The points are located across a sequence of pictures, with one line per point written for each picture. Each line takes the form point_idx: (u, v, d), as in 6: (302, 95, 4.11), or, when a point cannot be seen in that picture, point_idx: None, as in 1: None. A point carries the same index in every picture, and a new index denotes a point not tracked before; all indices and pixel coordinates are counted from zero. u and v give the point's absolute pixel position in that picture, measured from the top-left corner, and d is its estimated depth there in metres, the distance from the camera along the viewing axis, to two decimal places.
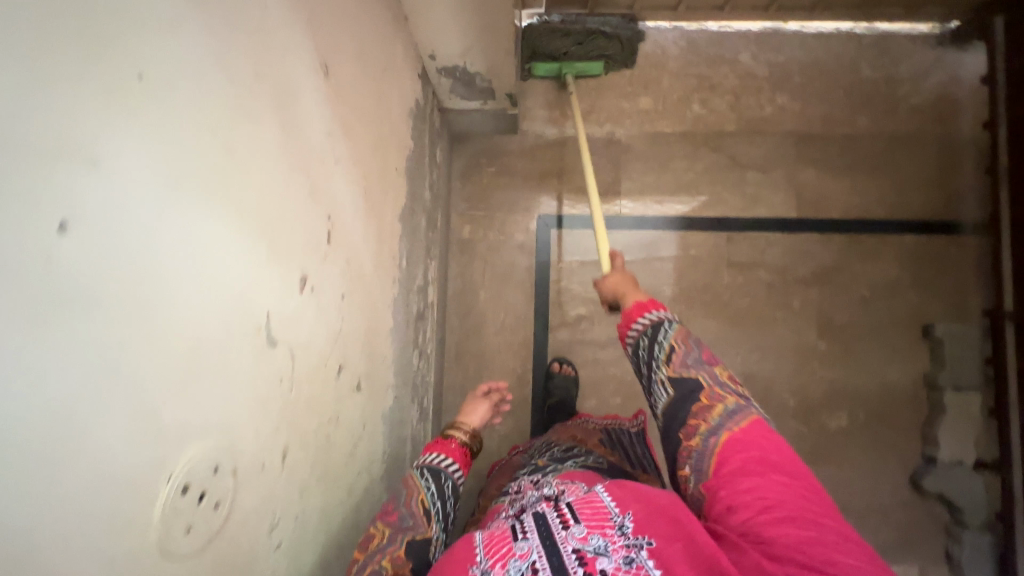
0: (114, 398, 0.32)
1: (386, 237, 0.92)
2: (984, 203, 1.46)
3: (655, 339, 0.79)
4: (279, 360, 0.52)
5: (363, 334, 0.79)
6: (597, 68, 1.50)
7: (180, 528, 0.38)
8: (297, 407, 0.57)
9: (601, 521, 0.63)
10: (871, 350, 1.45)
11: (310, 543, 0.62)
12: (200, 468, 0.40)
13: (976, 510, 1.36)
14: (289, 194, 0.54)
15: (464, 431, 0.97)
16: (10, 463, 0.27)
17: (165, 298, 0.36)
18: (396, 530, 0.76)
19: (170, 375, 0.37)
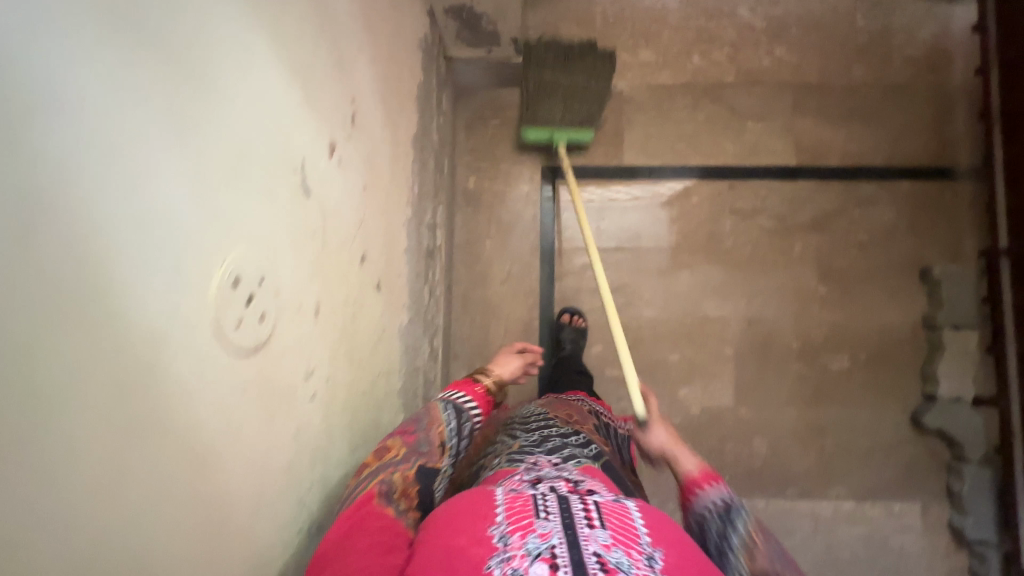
0: (177, 175, 0.39)
1: (400, 155, 0.93)
2: (976, 149, 1.51)
3: (729, 522, 0.68)
4: (313, 213, 0.57)
5: (383, 237, 0.81)
6: (589, 134, 1.44)
7: (231, 316, 0.45)
8: (329, 270, 0.61)
9: (629, 537, 0.55)
10: (870, 293, 1.49)
11: (341, 413, 0.66)
12: (247, 269, 0.47)
13: (977, 445, 1.38)
14: (320, 65, 0.58)
15: (492, 379, 0.94)
16: (98, 188, 0.33)
17: (214, 110, 0.43)
18: (412, 451, 0.73)
19: (226, 177, 0.44)
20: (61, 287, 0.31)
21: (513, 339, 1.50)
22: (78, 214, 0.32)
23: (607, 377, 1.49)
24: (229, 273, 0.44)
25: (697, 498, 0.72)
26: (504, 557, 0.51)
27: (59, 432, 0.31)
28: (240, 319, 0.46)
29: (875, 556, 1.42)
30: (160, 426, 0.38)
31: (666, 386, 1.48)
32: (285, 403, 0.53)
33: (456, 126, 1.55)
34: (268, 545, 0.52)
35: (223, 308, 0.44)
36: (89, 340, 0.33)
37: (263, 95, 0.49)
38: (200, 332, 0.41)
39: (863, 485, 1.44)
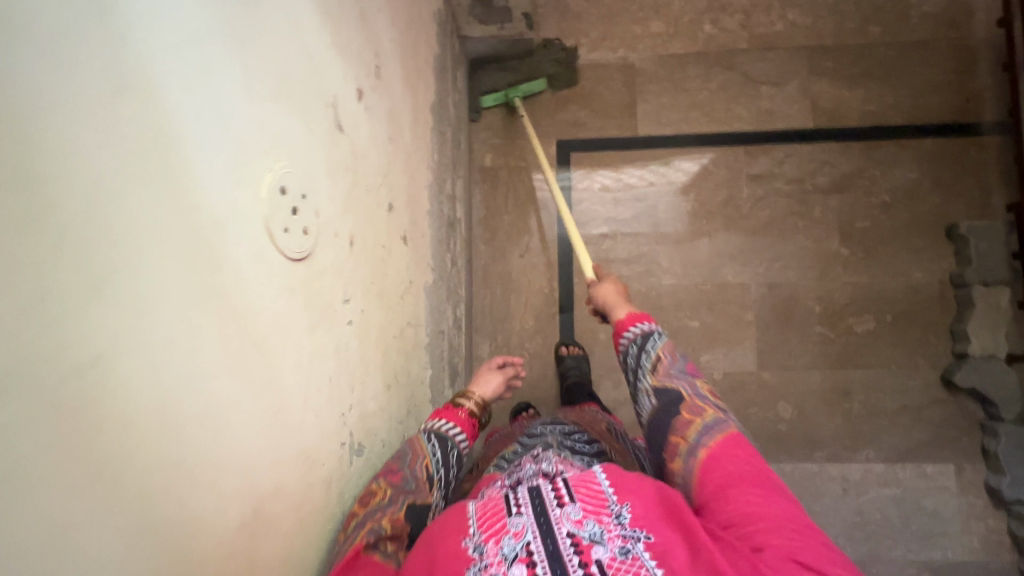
0: (235, 92, 0.47)
1: (421, 118, 0.97)
2: (1002, 103, 1.47)
3: (643, 347, 0.82)
4: (344, 149, 0.64)
5: (407, 193, 0.86)
6: (541, 85, 1.55)
7: (281, 221, 0.52)
8: (360, 206, 0.68)
9: (598, 506, 0.60)
10: (894, 253, 1.47)
11: (375, 350, 0.73)
12: (292, 185, 0.54)
13: (1013, 403, 1.35)
14: (349, 33, 0.66)
15: (477, 399, 0.84)
16: (179, 89, 0.41)
17: (263, 43, 0.51)
18: (399, 491, 0.68)
19: (273, 103, 0.52)
20: (154, 160, 0.39)
21: (534, 311, 1.53)
22: (165, 105, 0.40)
23: None
24: (277, 183, 0.52)
25: (625, 335, 0.85)
26: (482, 565, 0.55)
27: (162, 282, 0.40)
28: (287, 227, 0.53)
29: (909, 519, 1.40)
30: (227, 298, 0.46)
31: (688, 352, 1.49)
32: (326, 319, 0.61)
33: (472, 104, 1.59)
34: (312, 443, 0.58)
35: (273, 213, 0.52)
36: (174, 208, 0.41)
37: (304, 43, 0.57)
38: (255, 226, 0.49)
39: (893, 448, 1.42)
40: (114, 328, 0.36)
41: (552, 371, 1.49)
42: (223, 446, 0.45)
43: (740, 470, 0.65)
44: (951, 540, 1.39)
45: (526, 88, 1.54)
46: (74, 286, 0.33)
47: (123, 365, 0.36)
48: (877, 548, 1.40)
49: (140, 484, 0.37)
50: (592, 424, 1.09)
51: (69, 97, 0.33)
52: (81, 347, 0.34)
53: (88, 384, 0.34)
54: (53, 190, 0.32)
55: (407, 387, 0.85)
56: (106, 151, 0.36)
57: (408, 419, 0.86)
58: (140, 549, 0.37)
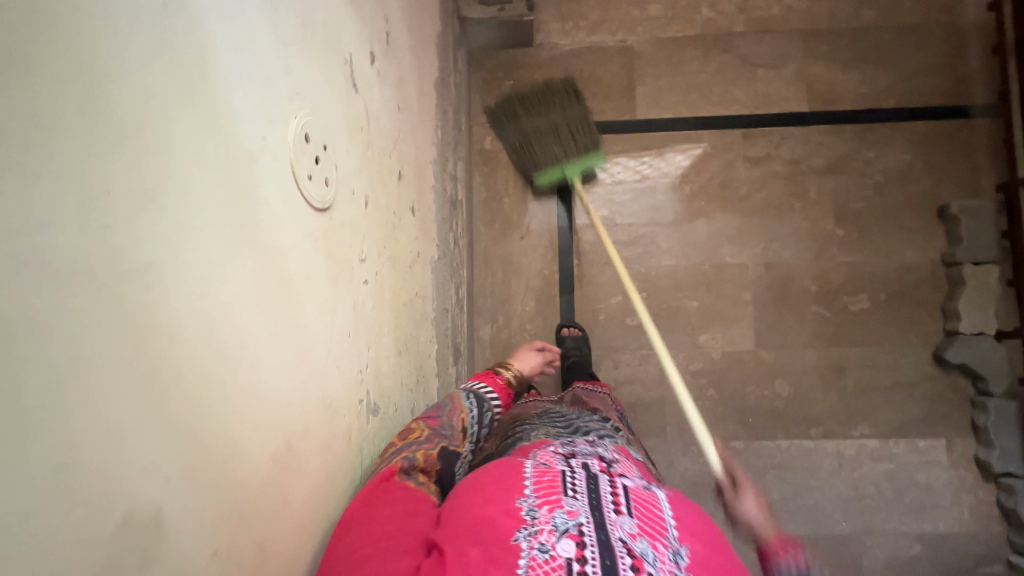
0: (263, 34, 0.48)
1: (426, 92, 0.97)
2: (991, 86, 1.51)
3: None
4: (360, 106, 0.65)
5: (414, 164, 0.86)
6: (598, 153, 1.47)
7: (304, 167, 0.53)
8: (374, 165, 0.69)
9: (657, 530, 0.55)
10: (887, 233, 1.50)
11: (387, 313, 0.73)
12: (314, 134, 0.55)
13: (1001, 377, 1.39)
14: None
15: (513, 371, 0.97)
16: (214, 24, 0.42)
17: None
18: (435, 433, 0.75)
19: (299, 50, 0.53)
20: (188, 87, 0.40)
21: (534, 293, 1.54)
22: (199, 34, 0.41)
23: (628, 327, 1.51)
24: (301, 129, 0.53)
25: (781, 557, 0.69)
26: (531, 530, 0.52)
27: (198, 209, 0.41)
28: (310, 174, 0.55)
29: (902, 492, 1.44)
30: (254, 235, 0.47)
31: (687, 333, 1.51)
32: (344, 273, 0.62)
33: (471, 88, 1.59)
34: (332, 392, 0.60)
35: (295, 157, 0.52)
36: (209, 140, 0.42)
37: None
38: (278, 168, 0.50)
39: (886, 423, 1.45)
40: (155, 244, 0.37)
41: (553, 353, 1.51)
42: (253, 378, 0.47)
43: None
44: (942, 512, 1.42)
45: (586, 163, 1.47)
46: (122, 197, 0.35)
47: (165, 280, 0.38)
48: (871, 521, 1.43)
49: (179, 400, 0.39)
50: (604, 406, 1.16)
51: (115, 10, 0.35)
52: (130, 257, 0.35)
53: (137, 293, 0.36)
54: (102, 103, 0.34)
55: (416, 356, 0.86)
56: (146, 75, 0.37)
57: (417, 389, 0.87)
58: (180, 459, 0.39)
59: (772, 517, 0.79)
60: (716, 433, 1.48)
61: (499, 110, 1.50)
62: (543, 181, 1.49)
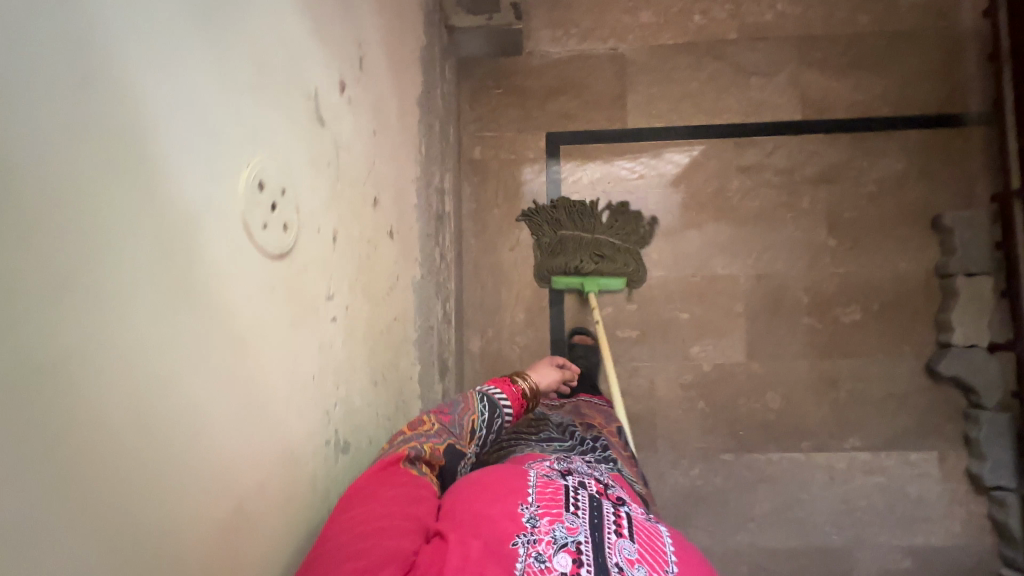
0: (209, 84, 0.46)
1: (407, 110, 0.95)
2: (987, 93, 1.49)
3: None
4: (326, 143, 0.63)
5: (394, 188, 0.85)
6: (619, 283, 1.47)
7: (258, 215, 0.52)
8: (344, 199, 0.67)
9: (657, 560, 0.57)
10: (881, 244, 1.48)
11: (360, 344, 0.71)
12: (271, 180, 0.53)
13: (993, 390, 1.37)
14: (332, 21, 0.64)
15: (531, 382, 0.93)
16: (151, 83, 0.41)
17: (239, 34, 0.49)
18: (444, 429, 0.77)
19: (249, 96, 0.51)
20: (121, 154, 0.38)
21: (525, 305, 1.52)
22: (133, 95, 0.39)
23: (619, 338, 1.50)
24: (255, 177, 0.51)
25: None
26: (530, 538, 0.56)
27: (138, 278, 0.39)
28: (266, 222, 0.53)
29: (893, 505, 1.43)
30: (204, 301, 0.46)
31: (679, 344, 1.50)
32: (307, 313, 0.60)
33: (460, 96, 1.57)
34: (294, 438, 0.58)
35: (249, 208, 0.51)
36: (148, 205, 0.40)
37: (283, 34, 0.56)
38: (230, 224, 0.48)
39: (878, 436, 1.44)
40: (84, 324, 0.35)
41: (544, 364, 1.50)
42: (207, 450, 0.45)
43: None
44: (933, 525, 1.42)
45: (606, 284, 1.47)
46: (45, 280, 0.33)
47: (96, 359, 0.36)
48: (862, 534, 1.43)
49: (119, 495, 0.38)
50: (600, 422, 1.17)
51: (33, 81, 0.32)
52: (55, 341, 0.34)
53: (62, 378, 0.34)
54: (22, 184, 0.32)
55: (397, 380, 0.84)
56: (74, 146, 0.35)
57: (397, 413, 0.85)
58: (117, 543, 0.37)
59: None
60: (706, 445, 1.47)
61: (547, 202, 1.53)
62: (557, 282, 1.48)
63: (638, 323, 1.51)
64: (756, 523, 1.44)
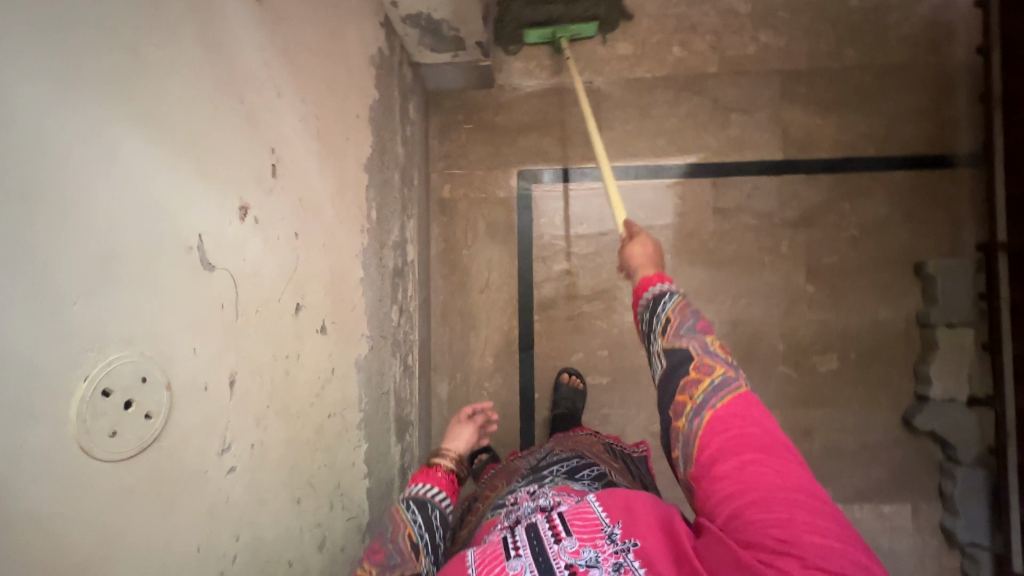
0: (15, 289, 0.33)
1: (350, 182, 0.90)
2: (979, 134, 1.42)
3: (655, 311, 0.72)
4: (218, 286, 0.52)
5: (326, 279, 0.79)
6: (591, 30, 1.46)
7: (104, 428, 0.38)
8: (246, 337, 0.57)
9: (590, 531, 0.59)
10: (861, 291, 1.44)
11: (274, 477, 0.63)
12: (127, 373, 0.40)
13: (971, 446, 1.34)
14: (233, 137, 0.56)
15: (450, 458, 0.95)
16: None
17: (72, 202, 0.37)
18: (384, 567, 0.73)
19: (87, 276, 0.38)
20: None
21: (493, 349, 1.49)
22: None
23: (588, 385, 1.47)
24: (101, 383, 0.38)
25: (640, 299, 0.76)
26: None
27: None
28: (120, 430, 0.40)
29: None
30: None
31: (650, 391, 1.46)
32: (190, 501, 0.47)
33: (429, 132, 1.51)
34: None
35: (90, 420, 0.38)
36: None
37: (145, 176, 0.43)
38: (56, 464, 0.35)
39: (851, 488, 1.42)
40: None
41: (513, 411, 1.48)
42: None
43: (734, 436, 0.56)
44: None
45: (576, 31, 1.46)
46: None
47: None
48: None
49: None
50: (588, 445, 1.14)
51: None
52: None
53: None
54: None
55: (335, 478, 0.81)
56: None
57: (333, 511, 0.80)
58: None
59: (654, 258, 0.82)
60: (676, 494, 1.45)
61: None
62: (528, 36, 1.47)
63: (609, 369, 1.47)
64: None
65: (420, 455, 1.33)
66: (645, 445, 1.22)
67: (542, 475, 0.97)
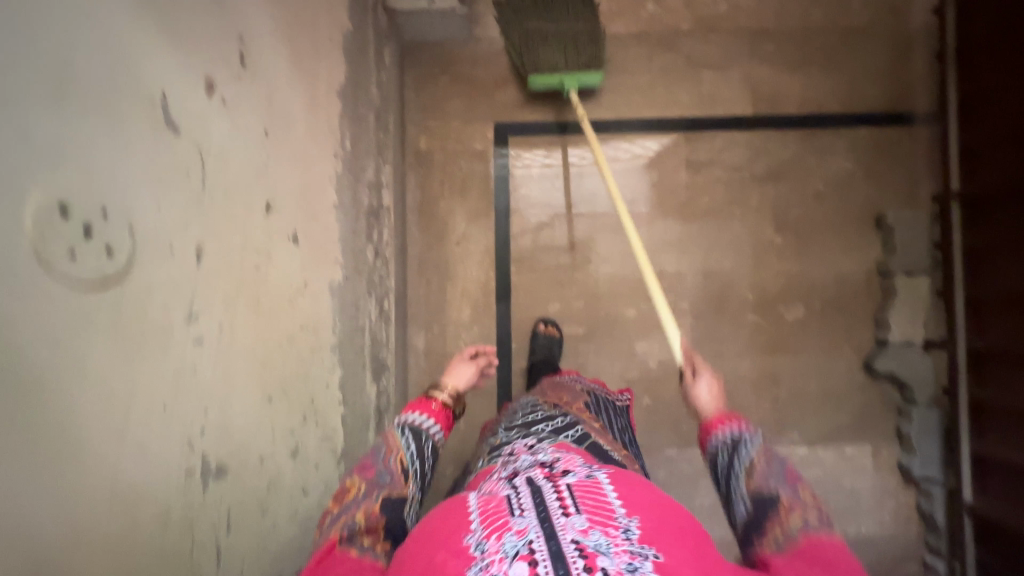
0: None
1: (321, 102, 0.89)
2: (934, 92, 1.48)
3: (736, 450, 0.71)
4: (184, 151, 0.51)
5: (297, 191, 0.78)
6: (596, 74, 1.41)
7: (62, 247, 0.38)
8: (215, 214, 0.56)
9: (604, 516, 0.52)
10: (825, 242, 1.49)
11: (243, 364, 0.62)
12: (85, 198, 0.40)
13: (925, 386, 1.41)
14: (199, 11, 0.55)
15: (448, 393, 0.92)
16: None
17: (30, 8, 0.36)
18: (373, 485, 0.71)
19: (45, 89, 0.37)
20: None
21: (470, 301, 1.50)
22: None
23: (563, 335, 1.49)
24: (57, 199, 0.37)
25: (714, 435, 0.75)
26: (482, 565, 0.47)
27: None
28: (80, 255, 0.39)
29: (827, 498, 1.47)
30: None
31: (625, 342, 1.49)
32: (156, 354, 0.47)
33: (405, 84, 1.50)
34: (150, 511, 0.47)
35: (46, 232, 0.37)
36: None
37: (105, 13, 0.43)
38: (13, 265, 0.34)
39: (816, 431, 1.47)
40: None
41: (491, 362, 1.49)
42: None
43: (824, 562, 0.56)
44: (864, 517, 1.47)
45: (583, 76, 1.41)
46: None
47: None
48: None
49: None
50: (571, 403, 1.07)
51: None
52: None
53: None
54: None
55: (308, 395, 0.80)
56: None
57: (306, 425, 0.79)
58: None
59: (719, 398, 0.86)
60: (650, 440, 1.48)
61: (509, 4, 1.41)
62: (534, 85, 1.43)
63: (585, 320, 1.49)
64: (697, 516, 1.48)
65: (394, 401, 1.33)
66: (627, 395, 1.28)
67: (533, 428, 0.90)
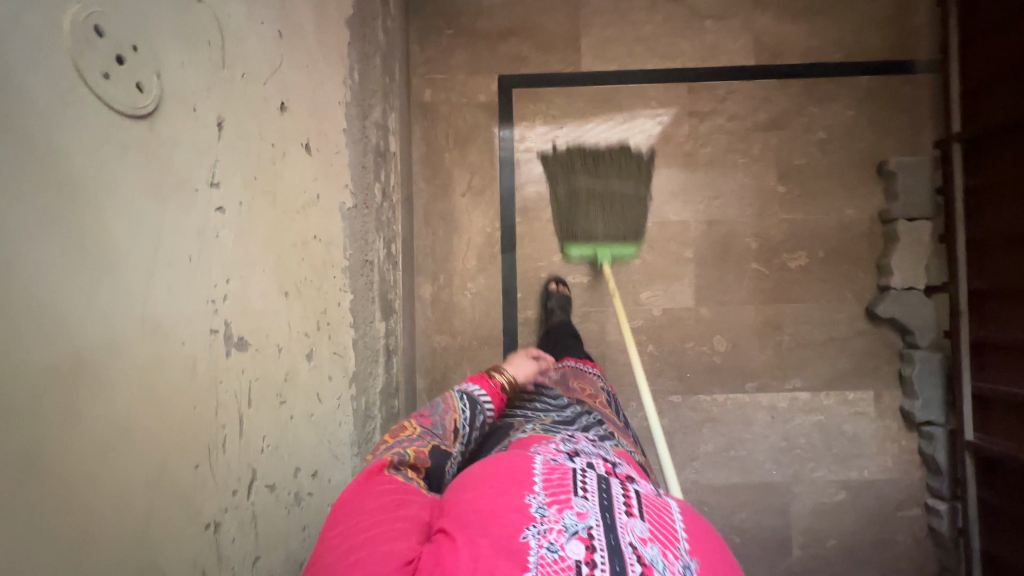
0: None
1: (330, 24, 0.91)
2: (935, 40, 1.49)
3: None
4: (204, 20, 0.55)
5: (310, 103, 0.80)
6: (630, 250, 1.47)
7: (95, 64, 0.43)
8: (235, 93, 0.59)
9: (668, 537, 0.50)
10: (828, 190, 1.50)
11: (263, 249, 0.65)
12: (116, 28, 0.45)
13: (927, 330, 1.41)
14: None
15: (508, 376, 0.89)
16: None
17: None
18: (426, 432, 0.73)
19: None
20: None
21: (476, 251, 1.51)
22: None
23: (569, 284, 1.50)
24: (90, 19, 0.43)
25: None
26: (541, 528, 0.48)
27: None
28: (111, 78, 0.44)
29: (830, 442, 1.49)
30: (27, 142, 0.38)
31: (629, 291, 1.51)
32: (181, 199, 0.51)
33: (410, 37, 1.52)
34: (175, 344, 0.51)
35: (79, 48, 0.42)
36: None
37: None
38: (54, 63, 0.40)
39: (819, 376, 1.49)
40: None
41: (497, 311, 1.51)
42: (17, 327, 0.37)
43: None
44: (867, 460, 1.48)
45: (617, 249, 1.46)
46: None
47: None
48: (801, 470, 1.49)
49: None
50: (593, 396, 1.05)
51: None
52: None
53: None
54: None
55: (322, 305, 0.82)
56: None
57: (320, 333, 0.81)
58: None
59: None
60: (655, 387, 1.51)
61: (558, 157, 1.47)
62: (571, 253, 1.47)
63: (590, 269, 1.51)
64: (701, 461, 1.50)
65: (403, 345, 1.35)
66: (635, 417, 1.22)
67: (581, 421, 0.87)
